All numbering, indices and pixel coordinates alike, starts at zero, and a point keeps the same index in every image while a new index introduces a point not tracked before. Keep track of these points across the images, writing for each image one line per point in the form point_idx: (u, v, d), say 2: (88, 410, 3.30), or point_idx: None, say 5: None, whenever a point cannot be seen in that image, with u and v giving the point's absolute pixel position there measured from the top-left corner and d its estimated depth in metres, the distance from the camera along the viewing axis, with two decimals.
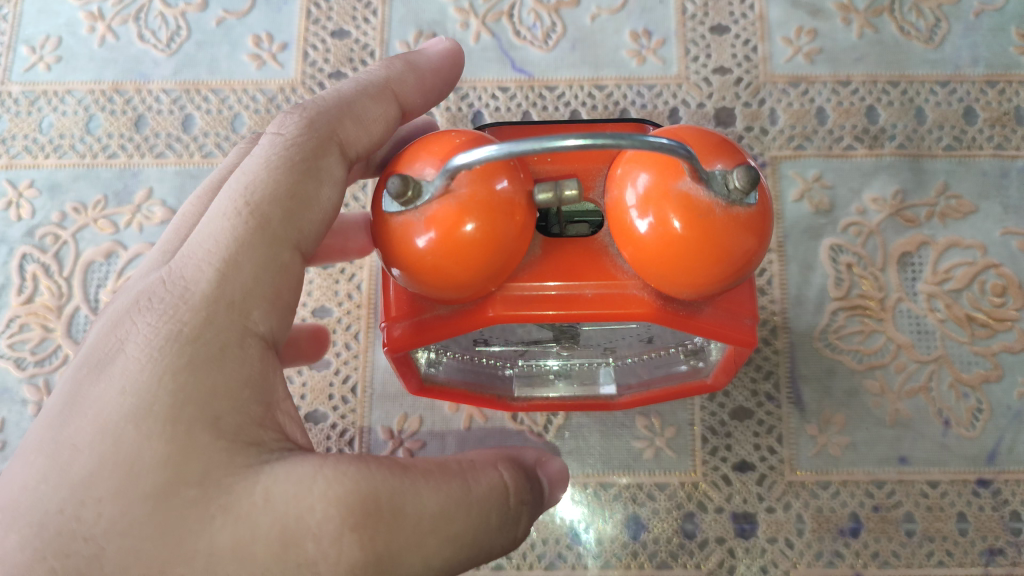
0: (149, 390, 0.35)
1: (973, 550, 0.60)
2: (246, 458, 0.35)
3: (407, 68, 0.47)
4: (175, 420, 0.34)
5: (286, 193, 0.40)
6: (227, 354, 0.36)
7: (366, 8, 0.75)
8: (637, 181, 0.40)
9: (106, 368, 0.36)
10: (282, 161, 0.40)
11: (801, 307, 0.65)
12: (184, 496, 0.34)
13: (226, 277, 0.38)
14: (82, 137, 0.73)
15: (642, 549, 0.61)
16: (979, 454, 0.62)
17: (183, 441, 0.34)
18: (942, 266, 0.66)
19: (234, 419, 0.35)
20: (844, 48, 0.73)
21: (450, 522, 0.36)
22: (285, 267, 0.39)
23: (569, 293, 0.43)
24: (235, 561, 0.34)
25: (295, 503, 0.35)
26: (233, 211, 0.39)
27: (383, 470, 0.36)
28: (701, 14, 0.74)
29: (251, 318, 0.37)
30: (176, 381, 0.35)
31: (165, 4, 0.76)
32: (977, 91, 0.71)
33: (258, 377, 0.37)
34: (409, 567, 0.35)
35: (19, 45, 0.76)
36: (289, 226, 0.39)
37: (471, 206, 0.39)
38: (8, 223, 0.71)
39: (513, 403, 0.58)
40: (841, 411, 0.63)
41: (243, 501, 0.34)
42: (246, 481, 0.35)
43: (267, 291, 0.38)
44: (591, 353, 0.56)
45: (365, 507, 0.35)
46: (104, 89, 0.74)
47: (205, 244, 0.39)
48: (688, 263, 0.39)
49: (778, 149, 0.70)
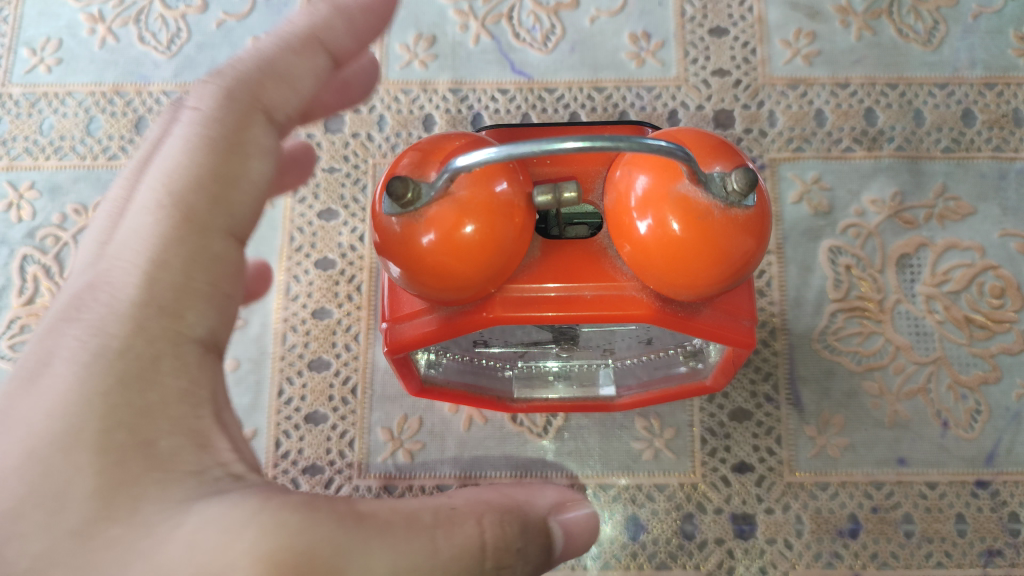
0: (63, 414, 0.29)
1: (972, 552, 0.60)
2: (182, 489, 0.29)
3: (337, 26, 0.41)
4: (95, 450, 0.29)
5: (211, 176, 0.34)
6: (157, 363, 0.31)
7: None
8: (636, 183, 0.40)
9: (32, 384, 0.30)
10: (203, 142, 0.35)
11: (800, 309, 0.66)
12: (106, 535, 0.28)
13: (155, 275, 0.32)
14: (82, 139, 0.73)
15: (641, 551, 0.61)
16: (978, 455, 0.62)
17: (104, 471, 0.28)
18: (940, 268, 0.66)
19: (166, 437, 0.30)
20: (842, 50, 0.73)
21: None
22: (221, 258, 0.34)
23: (568, 295, 0.43)
24: None
25: (217, 554, 0.27)
26: (157, 204, 0.33)
27: (330, 521, 0.29)
28: (699, 16, 0.75)
29: (186, 320, 0.32)
30: (96, 401, 0.29)
31: (166, 6, 0.76)
32: (975, 93, 0.71)
33: (193, 386, 0.31)
34: None
35: (20, 47, 0.76)
36: (221, 213, 0.34)
37: (470, 208, 0.39)
38: (8, 225, 0.71)
39: (513, 405, 0.59)
40: (839, 412, 0.63)
41: (164, 544, 0.28)
42: (175, 513, 0.28)
43: (203, 286, 0.33)
44: (590, 354, 0.56)
45: (303, 563, 0.27)
46: (105, 91, 0.74)
47: (131, 243, 0.33)
48: (686, 265, 0.39)
49: (777, 151, 0.70)
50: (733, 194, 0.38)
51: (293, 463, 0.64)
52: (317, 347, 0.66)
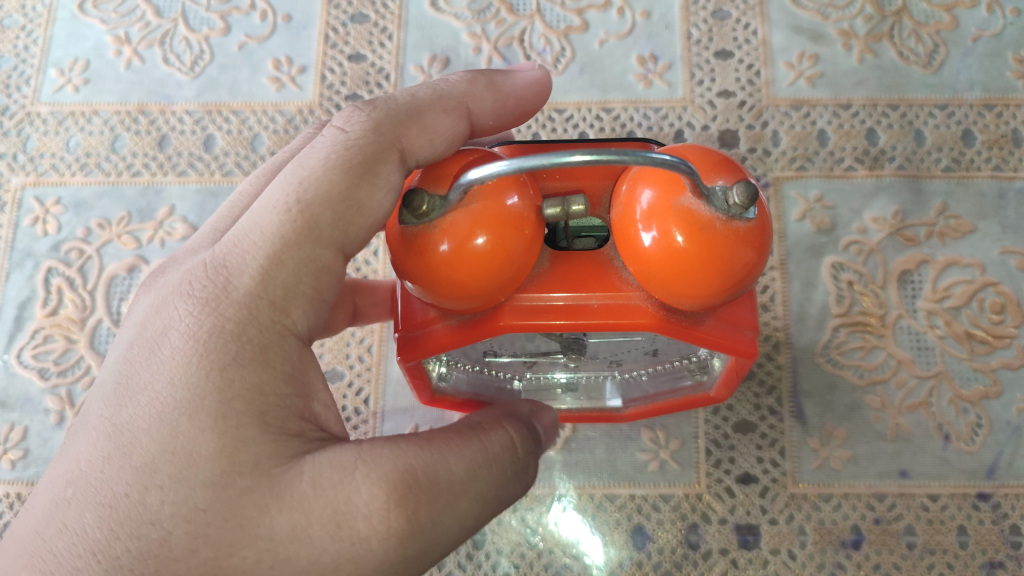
0: (200, 381, 0.39)
1: (974, 563, 0.61)
2: (292, 447, 0.39)
3: (489, 85, 0.46)
4: (224, 414, 0.38)
5: (276, 293, 0.40)
6: (270, 352, 0.40)
7: (381, 32, 0.78)
8: (641, 197, 0.42)
9: (157, 352, 0.40)
10: (340, 162, 0.41)
11: (803, 323, 0.67)
12: (239, 484, 0.37)
13: (269, 275, 0.40)
14: (107, 156, 0.76)
15: (647, 560, 0.62)
16: (979, 468, 0.63)
17: (234, 432, 0.38)
18: (941, 284, 0.68)
19: (281, 414, 0.39)
20: (844, 72, 0.75)
21: (480, 482, 0.39)
22: (325, 268, 0.41)
23: (574, 304, 0.45)
24: (391, 539, 0.37)
25: (340, 487, 0.38)
26: (282, 207, 0.41)
27: (414, 447, 0.39)
28: (705, 40, 0.77)
29: (290, 317, 0.40)
30: (225, 375, 0.39)
31: (190, 29, 0.79)
32: (974, 114, 0.73)
33: (297, 372, 0.40)
34: (437, 489, 0.38)
35: (49, 68, 0.79)
36: (276, 311, 0.40)
37: (482, 220, 0.41)
38: (35, 238, 0.74)
39: None
40: (842, 425, 0.65)
41: (294, 488, 0.38)
42: (294, 470, 0.38)
43: (308, 290, 0.41)
44: (598, 366, 0.57)
45: (399, 477, 0.38)
46: (130, 110, 0.77)
47: (323, 466, 0.38)
48: (691, 274, 0.41)
49: (780, 170, 0.72)
50: (734, 207, 0.39)
51: None
52: (332, 358, 0.68)
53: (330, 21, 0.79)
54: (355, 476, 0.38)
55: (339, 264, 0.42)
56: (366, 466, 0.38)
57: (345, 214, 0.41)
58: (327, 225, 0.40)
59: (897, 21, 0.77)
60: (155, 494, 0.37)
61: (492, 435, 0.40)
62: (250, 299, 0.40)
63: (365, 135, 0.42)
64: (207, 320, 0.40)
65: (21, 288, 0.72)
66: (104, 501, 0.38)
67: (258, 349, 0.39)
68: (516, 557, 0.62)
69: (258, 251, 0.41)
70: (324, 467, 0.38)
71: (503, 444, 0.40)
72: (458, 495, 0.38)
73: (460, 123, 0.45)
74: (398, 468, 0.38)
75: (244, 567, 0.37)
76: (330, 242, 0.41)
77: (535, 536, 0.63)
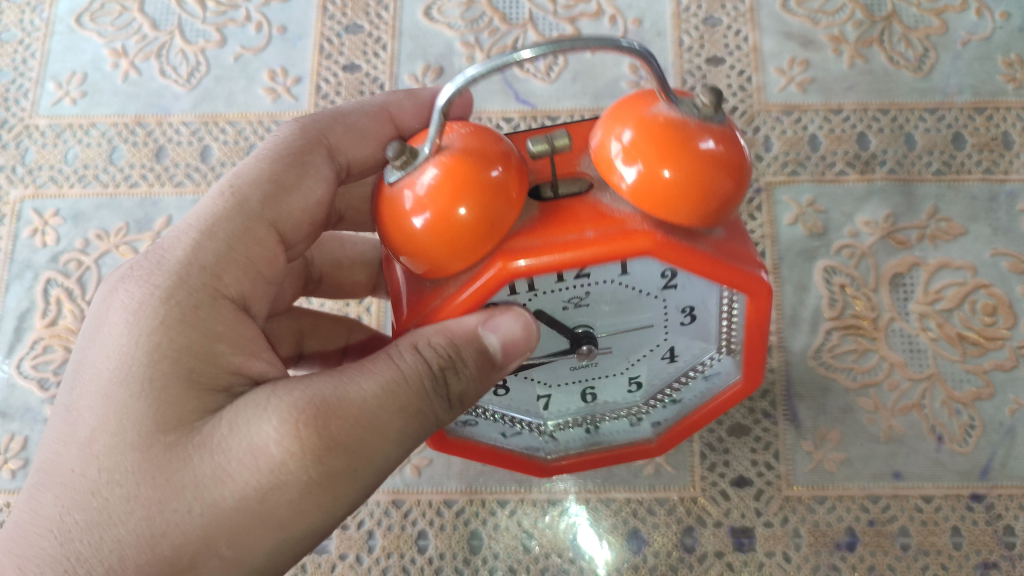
0: (131, 348, 0.40)
1: (969, 564, 0.61)
2: (217, 400, 0.40)
3: (409, 95, 0.54)
4: (151, 379, 0.39)
5: (207, 258, 0.43)
6: (201, 311, 0.41)
7: (376, 43, 0.79)
8: (621, 135, 0.39)
9: (98, 331, 0.41)
10: (270, 155, 0.48)
11: (796, 327, 0.68)
12: (165, 441, 0.38)
13: (200, 245, 0.44)
14: (105, 168, 0.76)
15: (643, 563, 0.62)
16: (972, 469, 0.63)
17: (161, 393, 0.39)
18: (933, 286, 0.68)
19: (208, 371, 0.40)
20: (834, 77, 0.76)
21: (390, 399, 0.40)
22: (259, 240, 0.45)
23: (567, 236, 0.39)
24: (306, 462, 0.38)
25: (254, 422, 0.39)
26: (217, 192, 0.46)
27: (322, 377, 0.40)
28: (696, 46, 0.78)
29: (223, 283, 0.43)
30: (154, 339, 0.40)
31: (186, 41, 0.80)
32: (964, 117, 0.74)
33: (231, 332, 0.42)
34: (348, 409, 0.39)
35: (47, 81, 0.80)
36: (208, 275, 0.43)
37: (460, 160, 0.39)
38: (34, 249, 0.74)
39: (546, 466, 0.58)
40: (835, 427, 0.65)
41: (215, 434, 0.39)
42: (215, 419, 0.39)
43: (240, 259, 0.44)
44: (615, 394, 0.53)
45: (309, 402, 0.39)
46: (127, 122, 0.78)
47: (241, 411, 0.39)
48: (684, 170, 0.38)
49: (772, 174, 0.73)
50: (706, 108, 0.39)
51: None
52: None
53: (325, 32, 0.80)
54: (266, 411, 0.39)
55: (271, 237, 0.46)
56: (277, 398, 0.39)
57: (274, 194, 0.47)
58: (256, 201, 0.46)
59: (887, 26, 0.77)
60: (91, 465, 0.39)
61: (402, 356, 0.41)
62: (177, 268, 0.42)
63: (294, 135, 0.49)
64: (141, 291, 0.42)
65: (20, 299, 0.73)
66: (59, 480, 0.39)
67: (190, 310, 0.41)
68: (512, 562, 0.63)
69: (192, 227, 0.44)
70: (242, 408, 0.39)
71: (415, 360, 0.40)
72: (369, 417, 0.39)
73: (381, 125, 0.52)
74: (306, 395, 0.39)
75: (177, 519, 0.38)
76: (263, 219, 0.46)
77: (531, 541, 0.63)
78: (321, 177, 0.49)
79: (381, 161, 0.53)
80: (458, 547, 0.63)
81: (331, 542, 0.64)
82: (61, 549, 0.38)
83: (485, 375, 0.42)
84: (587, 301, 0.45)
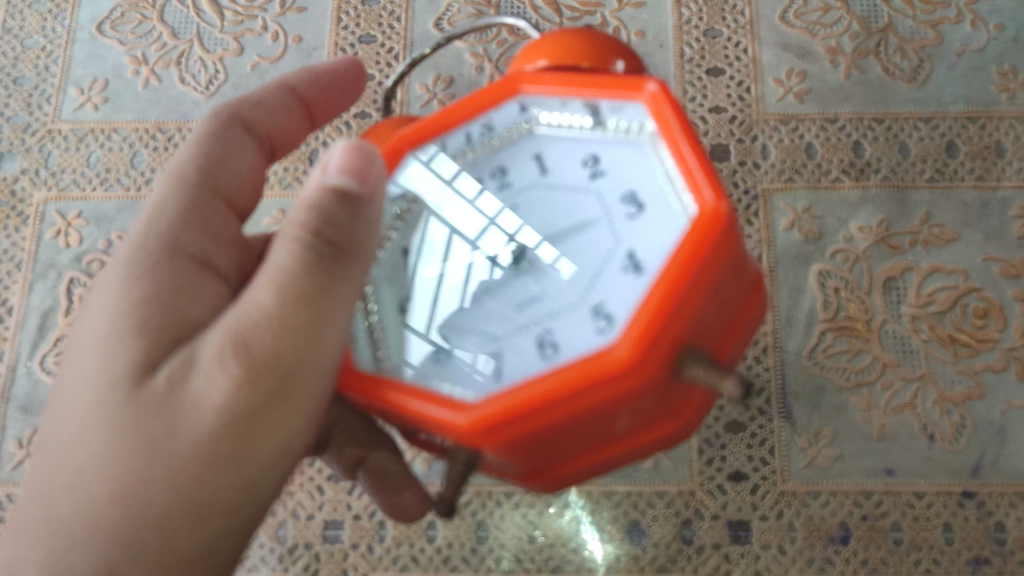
0: (100, 320, 0.47)
1: (959, 559, 0.63)
2: (164, 352, 0.45)
3: (303, 68, 0.62)
4: (109, 346, 0.45)
5: (164, 225, 0.51)
6: (158, 268, 0.48)
7: (388, 53, 0.82)
8: (536, 63, 0.46)
9: (83, 314, 0.49)
10: (197, 138, 0.56)
11: (791, 328, 0.70)
12: (116, 399, 0.44)
13: (155, 217, 0.52)
14: (126, 172, 0.80)
15: (643, 555, 0.65)
16: (964, 467, 0.66)
17: (113, 359, 0.45)
18: (925, 290, 0.71)
19: (158, 326, 0.45)
20: (831, 88, 0.79)
21: (291, 302, 0.42)
22: (208, 205, 0.54)
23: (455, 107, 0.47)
24: (236, 393, 0.42)
25: (184, 368, 0.43)
26: (163, 179, 0.54)
27: (230, 313, 0.43)
28: (697, 58, 0.81)
29: (181, 243, 0.51)
30: (118, 305, 0.46)
31: (204, 50, 0.83)
32: (958, 126, 0.76)
33: (185, 284, 0.48)
34: (258, 330, 0.42)
35: (69, 87, 0.83)
36: (164, 238, 0.50)
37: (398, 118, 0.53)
38: (57, 250, 0.78)
39: (463, 412, 0.39)
40: (829, 424, 0.67)
41: (153, 389, 0.43)
42: (154, 374, 0.44)
43: (194, 223, 0.52)
44: (580, 338, 0.40)
45: (225, 335, 0.43)
46: (148, 127, 0.81)
47: (177, 359, 0.44)
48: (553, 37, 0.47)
49: (769, 181, 0.75)
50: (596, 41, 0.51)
51: (318, 470, 0.68)
52: None
53: (339, 42, 0.83)
54: (191, 359, 0.43)
55: (217, 201, 0.55)
56: (200, 343, 0.44)
57: (208, 167, 0.55)
58: (194, 176, 0.54)
59: (883, 38, 0.80)
60: (68, 427, 0.46)
61: (282, 258, 0.42)
62: (138, 240, 0.50)
63: (212, 120, 0.58)
64: (112, 270, 0.49)
65: (44, 298, 0.76)
66: (50, 449, 0.46)
67: (147, 269, 0.48)
68: (518, 553, 0.65)
69: (148, 208, 0.52)
70: (178, 362, 0.44)
71: (291, 252, 0.42)
72: (279, 326, 0.42)
73: (285, 98, 0.61)
74: (222, 333, 0.43)
75: (136, 473, 0.43)
76: (206, 188, 0.54)
77: (536, 532, 0.66)
78: (247, 148, 0.58)
79: (295, 127, 0.62)
80: (466, 538, 0.66)
81: (343, 533, 0.66)
82: (47, 512, 0.44)
83: (362, 214, 0.42)
84: (518, 214, 0.46)
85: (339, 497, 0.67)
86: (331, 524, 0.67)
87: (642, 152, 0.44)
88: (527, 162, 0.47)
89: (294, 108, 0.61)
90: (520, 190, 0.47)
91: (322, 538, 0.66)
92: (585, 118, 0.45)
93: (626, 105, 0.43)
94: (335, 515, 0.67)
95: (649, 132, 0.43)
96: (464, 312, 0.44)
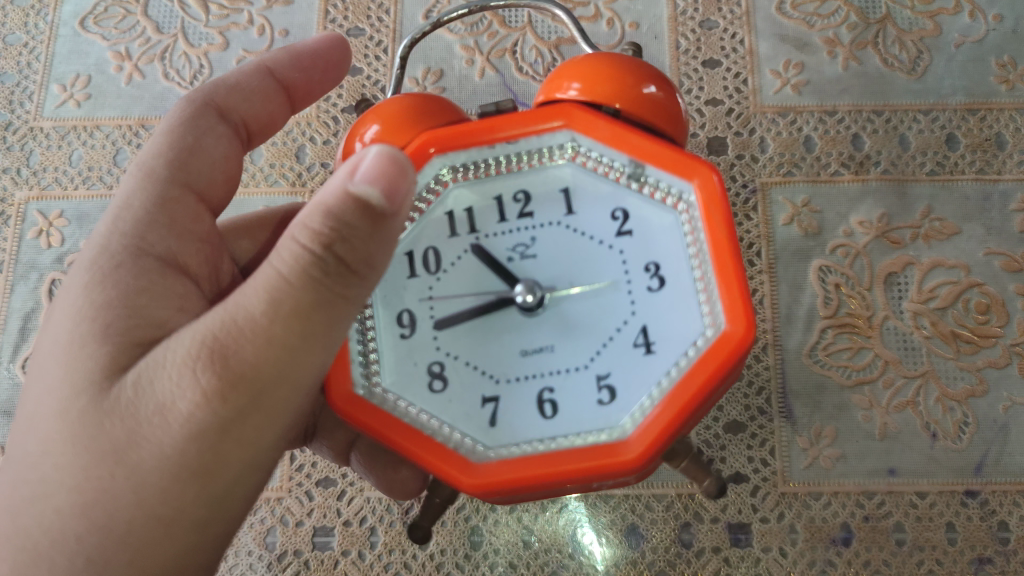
0: (64, 324, 0.45)
1: (963, 560, 0.62)
2: (130, 356, 0.43)
3: (283, 49, 0.60)
4: (74, 352, 0.43)
5: (130, 223, 0.49)
6: (122, 267, 0.46)
7: (376, 45, 0.80)
8: (570, 92, 0.47)
9: (49, 318, 0.47)
10: (169, 128, 0.54)
11: (790, 326, 0.69)
12: (82, 408, 0.42)
13: (120, 215, 0.49)
14: (109, 170, 0.77)
15: (641, 558, 0.63)
16: (967, 466, 0.64)
17: (77, 365, 0.43)
18: (926, 285, 0.69)
19: (124, 329, 0.43)
20: (829, 79, 0.77)
21: (280, 312, 0.39)
22: (177, 200, 0.52)
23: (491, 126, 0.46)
24: (209, 404, 0.40)
25: (153, 375, 0.41)
26: (131, 171, 0.52)
27: (209, 317, 0.40)
28: (693, 50, 0.79)
29: (148, 242, 0.49)
30: (81, 308, 0.44)
31: (190, 44, 0.81)
32: (958, 118, 0.75)
33: (151, 284, 0.46)
34: (241, 338, 0.39)
35: (51, 83, 0.81)
36: (130, 236, 0.48)
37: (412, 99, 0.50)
38: (38, 250, 0.75)
39: (470, 470, 0.42)
40: (830, 423, 0.66)
41: (121, 397, 0.41)
42: (121, 381, 0.42)
43: (163, 221, 0.50)
44: (585, 406, 0.43)
45: (202, 342, 0.40)
46: (131, 124, 0.79)
47: (144, 365, 0.41)
48: (599, 68, 0.47)
49: (768, 176, 0.74)
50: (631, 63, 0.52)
51: (307, 475, 0.66)
52: None
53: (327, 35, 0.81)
54: (165, 365, 0.40)
55: (187, 196, 0.53)
56: (174, 349, 0.41)
57: (178, 159, 0.53)
58: (163, 169, 0.52)
59: (881, 29, 0.78)
60: (33, 438, 0.44)
61: (281, 261, 0.39)
62: (101, 240, 0.48)
63: (184, 108, 0.55)
64: (76, 271, 0.47)
65: (25, 300, 0.74)
66: (15, 460, 0.44)
67: (110, 269, 0.46)
68: (513, 558, 0.63)
69: (114, 205, 0.50)
70: (147, 368, 0.41)
71: (292, 257, 0.39)
72: (265, 337, 0.39)
73: (263, 83, 0.59)
74: (197, 338, 0.40)
75: (103, 485, 0.41)
76: (176, 182, 0.52)
77: (531, 536, 0.64)
78: (221, 137, 0.56)
79: (273, 112, 0.60)
80: (460, 543, 0.64)
81: (333, 539, 0.64)
82: (11, 526, 0.42)
83: (381, 229, 0.40)
84: (533, 253, 0.45)
85: (329, 503, 0.65)
86: (321, 530, 0.65)
87: (674, 222, 0.44)
88: (550, 196, 0.46)
89: (272, 91, 0.59)
90: (539, 224, 0.45)
91: (312, 544, 0.64)
92: (625, 166, 0.45)
93: (673, 179, 0.44)
94: (325, 521, 0.65)
95: (690, 209, 0.44)
96: (479, 353, 0.44)
